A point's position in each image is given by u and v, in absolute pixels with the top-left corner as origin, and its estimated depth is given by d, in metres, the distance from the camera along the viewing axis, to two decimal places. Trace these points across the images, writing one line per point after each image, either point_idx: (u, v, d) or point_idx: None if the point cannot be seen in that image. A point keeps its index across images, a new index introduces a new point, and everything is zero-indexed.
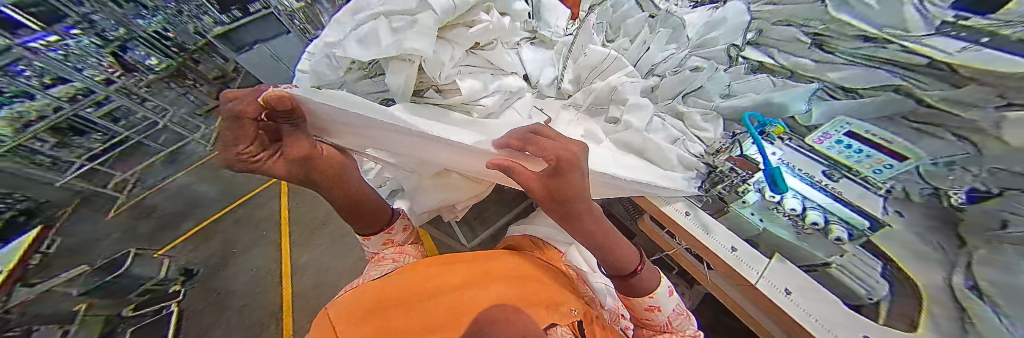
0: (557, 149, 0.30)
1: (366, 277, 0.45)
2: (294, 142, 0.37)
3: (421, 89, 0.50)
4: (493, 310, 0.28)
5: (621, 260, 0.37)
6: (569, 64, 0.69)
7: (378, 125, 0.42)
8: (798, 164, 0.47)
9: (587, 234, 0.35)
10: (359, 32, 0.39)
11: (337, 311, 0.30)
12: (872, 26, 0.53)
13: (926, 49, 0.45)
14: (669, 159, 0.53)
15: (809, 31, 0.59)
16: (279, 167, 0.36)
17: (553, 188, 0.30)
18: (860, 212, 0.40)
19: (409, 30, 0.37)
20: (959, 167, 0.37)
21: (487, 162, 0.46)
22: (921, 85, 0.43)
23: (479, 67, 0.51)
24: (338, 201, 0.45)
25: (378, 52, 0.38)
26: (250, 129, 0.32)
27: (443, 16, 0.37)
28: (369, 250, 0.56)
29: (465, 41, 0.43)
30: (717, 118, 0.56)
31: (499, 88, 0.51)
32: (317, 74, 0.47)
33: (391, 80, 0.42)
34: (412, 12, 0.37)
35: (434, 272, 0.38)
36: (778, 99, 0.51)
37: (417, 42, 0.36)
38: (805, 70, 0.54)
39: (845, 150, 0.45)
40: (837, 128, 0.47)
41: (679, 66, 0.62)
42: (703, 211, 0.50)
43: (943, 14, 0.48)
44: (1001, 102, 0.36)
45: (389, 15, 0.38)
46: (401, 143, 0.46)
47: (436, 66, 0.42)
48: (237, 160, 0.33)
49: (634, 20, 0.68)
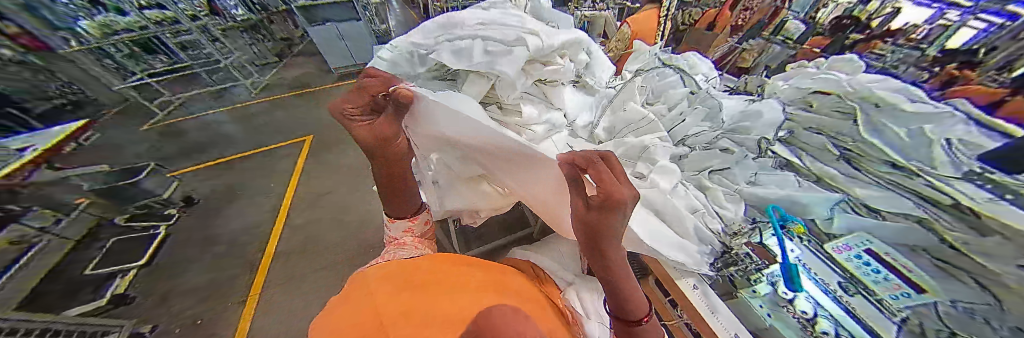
0: (616, 185, 0.31)
1: (392, 255, 0.49)
2: (383, 124, 0.45)
3: (486, 102, 0.56)
4: (498, 315, 0.32)
5: (631, 304, 0.37)
6: (607, 113, 0.74)
7: (456, 118, 0.44)
8: (814, 267, 0.47)
9: (609, 271, 0.36)
10: (457, 46, 0.49)
11: (375, 282, 0.37)
12: (902, 155, 0.52)
13: (954, 194, 0.43)
14: (687, 227, 0.54)
15: (839, 145, 0.59)
16: (361, 132, 0.44)
17: (594, 217, 0.33)
18: (870, 333, 0.38)
19: (502, 56, 0.47)
20: (983, 318, 0.33)
21: (535, 182, 0.49)
22: (946, 226, 0.42)
23: (535, 96, 0.57)
24: (387, 179, 0.51)
25: (472, 65, 0.47)
26: (367, 100, 0.45)
27: (532, 53, 0.49)
28: (389, 232, 0.59)
29: (536, 74, 0.52)
30: (740, 201, 0.57)
31: (548, 119, 0.56)
32: (393, 65, 0.53)
33: (468, 87, 0.50)
34: (507, 44, 0.49)
35: (455, 271, 0.43)
36: (803, 199, 0.52)
37: (507, 67, 0.46)
38: (830, 178, 0.55)
39: (863, 267, 0.44)
40: (855, 242, 0.48)
41: (709, 143, 0.66)
42: (711, 289, 0.50)
43: (971, 161, 0.46)
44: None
45: (486, 41, 0.49)
46: (465, 146, 0.51)
47: (508, 88, 0.49)
48: (345, 117, 0.45)
49: (675, 91, 0.75)
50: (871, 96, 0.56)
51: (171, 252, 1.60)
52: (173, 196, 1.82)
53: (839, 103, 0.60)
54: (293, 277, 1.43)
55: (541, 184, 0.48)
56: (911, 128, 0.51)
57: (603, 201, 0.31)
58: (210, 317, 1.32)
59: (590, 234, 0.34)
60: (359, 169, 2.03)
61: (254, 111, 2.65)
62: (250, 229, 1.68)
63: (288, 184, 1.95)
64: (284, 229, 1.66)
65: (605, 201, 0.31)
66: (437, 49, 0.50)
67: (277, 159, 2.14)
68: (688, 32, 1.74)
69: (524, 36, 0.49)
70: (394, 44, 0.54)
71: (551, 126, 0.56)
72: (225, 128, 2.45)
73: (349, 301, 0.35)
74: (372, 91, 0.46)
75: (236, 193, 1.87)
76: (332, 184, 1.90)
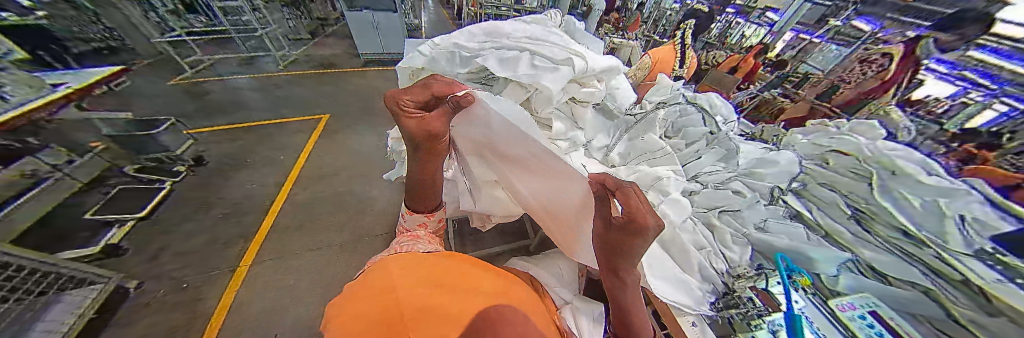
0: (644, 210, 0.34)
1: (412, 246, 0.52)
2: (437, 121, 0.46)
3: None
4: (511, 315, 0.36)
5: (636, 323, 0.40)
6: (624, 138, 0.76)
7: (509, 129, 0.47)
8: (817, 322, 0.45)
9: (621, 288, 0.40)
10: (503, 55, 0.52)
11: (396, 267, 0.42)
12: (913, 222, 0.50)
13: (965, 271, 0.42)
14: (691, 262, 0.54)
15: (852, 204, 0.58)
16: (413, 123, 0.45)
17: (617, 237, 0.37)
18: None
19: (547, 72, 0.50)
20: None
21: (558, 196, 0.51)
22: (954, 301, 0.42)
23: (562, 113, 0.60)
24: (422, 175, 0.52)
25: (514, 74, 0.50)
26: (426, 96, 0.47)
27: (577, 74, 0.53)
28: (404, 222, 0.62)
29: (573, 93, 0.56)
30: (746, 245, 0.57)
31: (573, 137, 0.58)
32: (434, 61, 0.56)
33: (505, 96, 0.52)
34: (553, 62, 0.53)
35: (466, 272, 0.47)
36: (812, 253, 0.52)
37: (550, 81, 0.49)
38: (838, 236, 0.55)
39: (866, 329, 0.42)
40: (862, 302, 0.46)
41: (722, 183, 0.67)
42: (709, 328, 0.49)
43: (982, 240, 0.44)
44: None
45: (533, 56, 0.53)
46: (502, 152, 0.53)
47: (544, 102, 0.52)
48: (400, 106, 0.46)
49: (694, 129, 0.77)
50: (887, 162, 0.56)
51: (171, 208, 1.60)
52: (186, 153, 1.85)
53: (856, 165, 0.60)
54: (285, 252, 1.42)
55: (565, 199, 0.50)
56: (926, 199, 0.50)
57: (627, 223, 0.35)
58: (197, 280, 1.30)
59: (610, 248, 0.39)
60: (368, 154, 2.05)
61: (278, 84, 2.72)
62: (253, 198, 1.69)
63: (297, 158, 1.97)
64: (285, 202, 1.67)
65: (633, 224, 0.34)
66: (483, 55, 0.54)
67: (291, 133, 2.18)
68: (710, 74, 1.80)
69: (571, 57, 0.53)
70: (441, 44, 0.59)
71: (573, 144, 0.57)
72: (248, 96, 2.52)
73: (371, 288, 0.38)
74: (433, 89, 0.47)
75: (245, 162, 1.92)
76: (337, 163, 1.95)
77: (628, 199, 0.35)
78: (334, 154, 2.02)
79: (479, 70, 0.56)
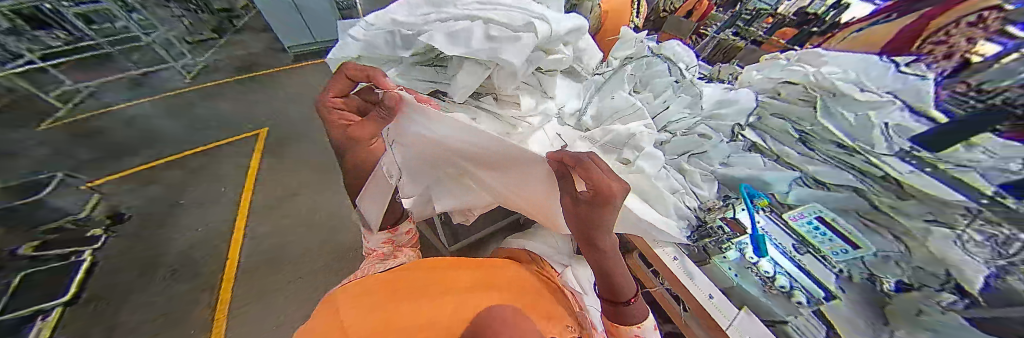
0: (604, 180, 0.33)
1: (371, 269, 0.55)
2: (362, 127, 0.46)
3: (482, 93, 0.57)
4: (495, 312, 0.34)
5: (621, 287, 0.40)
6: (595, 101, 0.75)
7: (443, 122, 0.44)
8: (776, 235, 0.53)
9: (600, 258, 0.39)
10: (452, 28, 0.46)
11: (347, 301, 0.37)
12: (846, 134, 0.56)
13: (887, 167, 0.49)
14: (668, 206, 0.58)
15: (798, 129, 0.63)
16: (338, 130, 0.46)
17: (584, 212, 0.35)
18: (818, 283, 0.45)
19: (507, 43, 0.45)
20: (895, 261, 0.43)
21: (522, 179, 0.50)
22: (876, 192, 0.49)
23: (529, 85, 0.56)
24: (365, 185, 0.52)
25: (469, 51, 0.45)
26: (345, 85, 0.47)
27: (541, 42, 0.48)
28: (370, 244, 0.64)
29: (539, 63, 0.52)
30: (713, 181, 0.63)
31: (545, 109, 0.56)
32: (371, 46, 0.50)
33: (462, 77, 0.48)
34: (513, 30, 0.47)
35: (439, 277, 0.45)
36: (768, 177, 0.58)
37: (513, 55, 0.44)
38: (787, 158, 0.62)
39: (814, 232, 0.51)
40: (808, 211, 0.54)
41: (688, 129, 0.70)
42: (688, 259, 0.56)
43: (902, 142, 0.51)
44: (954, 238, 0.39)
45: (489, 24, 0.47)
46: (448, 143, 0.48)
47: (508, 77, 0.49)
48: (326, 109, 0.47)
49: (661, 80, 0.78)
50: (828, 85, 0.61)
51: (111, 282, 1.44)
52: (99, 212, 1.66)
53: (805, 92, 0.64)
54: (265, 290, 1.33)
55: (530, 179, 0.49)
56: (858, 114, 0.56)
57: (591, 196, 0.33)
58: None
59: (583, 226, 0.37)
60: (329, 166, 1.85)
61: (191, 103, 2.29)
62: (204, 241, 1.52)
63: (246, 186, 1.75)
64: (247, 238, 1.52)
65: (595, 197, 0.32)
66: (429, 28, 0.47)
67: (229, 159, 1.90)
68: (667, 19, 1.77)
69: (532, 21, 0.47)
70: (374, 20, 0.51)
71: (545, 118, 0.56)
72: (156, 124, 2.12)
73: (318, 336, 0.31)
74: (346, 72, 0.45)
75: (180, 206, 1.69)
76: (295, 181, 1.76)
77: (589, 172, 0.33)
78: (287, 172, 1.81)
79: (428, 50, 0.50)
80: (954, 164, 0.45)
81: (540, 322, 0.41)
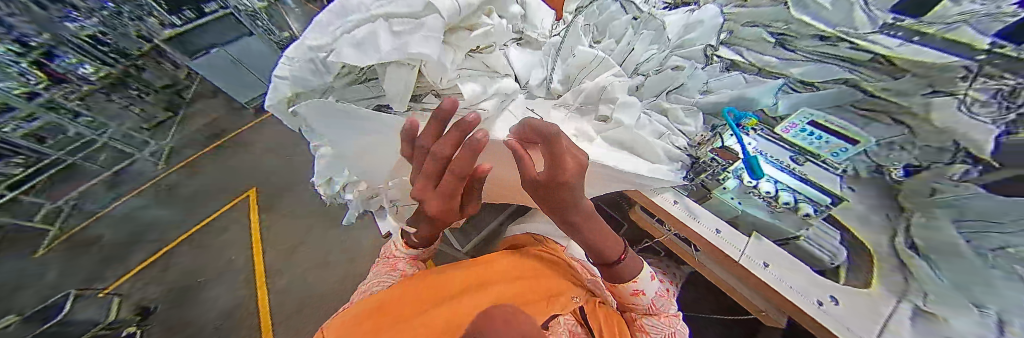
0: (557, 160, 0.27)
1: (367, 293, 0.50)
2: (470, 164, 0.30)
3: (420, 93, 0.52)
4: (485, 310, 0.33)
5: (609, 252, 0.38)
6: (558, 63, 0.68)
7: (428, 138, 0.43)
8: (770, 151, 0.48)
9: (575, 230, 0.36)
10: (354, 37, 0.38)
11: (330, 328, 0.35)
12: (827, 25, 0.56)
13: (875, 47, 0.49)
14: (657, 152, 0.53)
15: (773, 32, 0.61)
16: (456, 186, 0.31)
17: (543, 194, 0.30)
18: (822, 190, 0.43)
19: (416, 34, 0.39)
20: (899, 146, 0.41)
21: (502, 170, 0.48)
22: (867, 78, 0.47)
23: (473, 71, 0.52)
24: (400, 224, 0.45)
25: (380, 58, 0.38)
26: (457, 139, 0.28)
27: (449, 20, 0.40)
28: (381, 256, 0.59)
29: (467, 44, 0.46)
30: (698, 113, 0.57)
31: (497, 90, 0.51)
32: (302, 79, 0.42)
33: (390, 86, 0.43)
34: (417, 17, 0.39)
35: (432, 282, 0.42)
36: (751, 94, 0.54)
37: (426, 47, 0.38)
38: (771, 67, 0.57)
39: (809, 137, 0.47)
40: (800, 118, 0.50)
41: (661, 65, 0.64)
42: (687, 199, 0.51)
43: (884, 16, 0.52)
44: (962, 105, 0.37)
45: (391, 19, 0.39)
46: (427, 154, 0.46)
47: (439, 71, 0.43)
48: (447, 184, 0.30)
49: (619, 21, 0.70)
50: None
51: None
52: None
53: None
54: None
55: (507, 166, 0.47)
56: None
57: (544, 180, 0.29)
58: None
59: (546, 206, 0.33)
60: None
61: None
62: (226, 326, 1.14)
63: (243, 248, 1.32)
64: None
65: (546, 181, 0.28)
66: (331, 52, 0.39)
67: None
68: None
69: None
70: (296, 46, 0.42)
71: (506, 100, 0.53)
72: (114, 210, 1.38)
73: None
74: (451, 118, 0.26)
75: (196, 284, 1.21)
76: None
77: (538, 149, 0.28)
78: None
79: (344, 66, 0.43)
80: (934, 24, 0.46)
81: (536, 310, 0.41)
